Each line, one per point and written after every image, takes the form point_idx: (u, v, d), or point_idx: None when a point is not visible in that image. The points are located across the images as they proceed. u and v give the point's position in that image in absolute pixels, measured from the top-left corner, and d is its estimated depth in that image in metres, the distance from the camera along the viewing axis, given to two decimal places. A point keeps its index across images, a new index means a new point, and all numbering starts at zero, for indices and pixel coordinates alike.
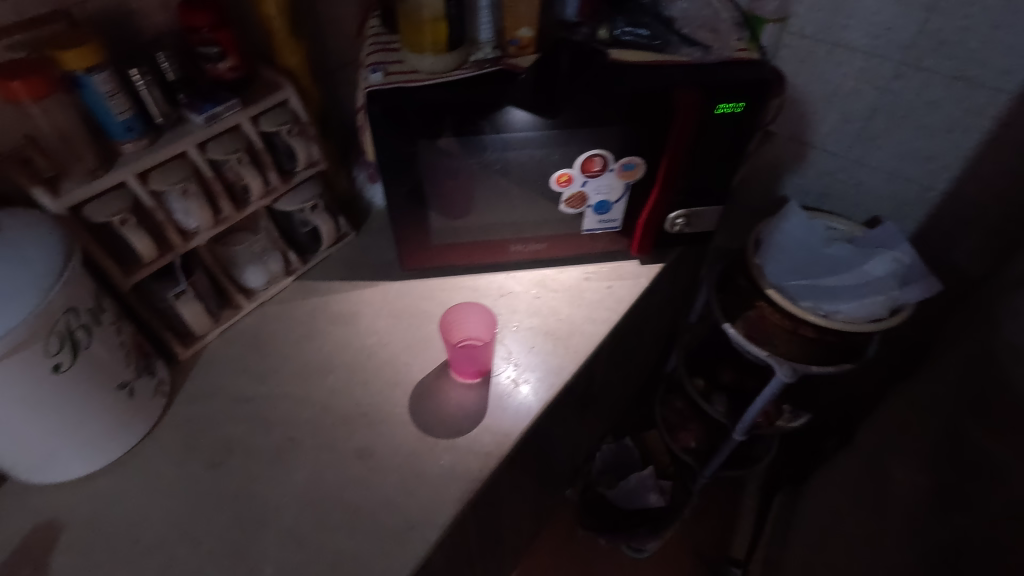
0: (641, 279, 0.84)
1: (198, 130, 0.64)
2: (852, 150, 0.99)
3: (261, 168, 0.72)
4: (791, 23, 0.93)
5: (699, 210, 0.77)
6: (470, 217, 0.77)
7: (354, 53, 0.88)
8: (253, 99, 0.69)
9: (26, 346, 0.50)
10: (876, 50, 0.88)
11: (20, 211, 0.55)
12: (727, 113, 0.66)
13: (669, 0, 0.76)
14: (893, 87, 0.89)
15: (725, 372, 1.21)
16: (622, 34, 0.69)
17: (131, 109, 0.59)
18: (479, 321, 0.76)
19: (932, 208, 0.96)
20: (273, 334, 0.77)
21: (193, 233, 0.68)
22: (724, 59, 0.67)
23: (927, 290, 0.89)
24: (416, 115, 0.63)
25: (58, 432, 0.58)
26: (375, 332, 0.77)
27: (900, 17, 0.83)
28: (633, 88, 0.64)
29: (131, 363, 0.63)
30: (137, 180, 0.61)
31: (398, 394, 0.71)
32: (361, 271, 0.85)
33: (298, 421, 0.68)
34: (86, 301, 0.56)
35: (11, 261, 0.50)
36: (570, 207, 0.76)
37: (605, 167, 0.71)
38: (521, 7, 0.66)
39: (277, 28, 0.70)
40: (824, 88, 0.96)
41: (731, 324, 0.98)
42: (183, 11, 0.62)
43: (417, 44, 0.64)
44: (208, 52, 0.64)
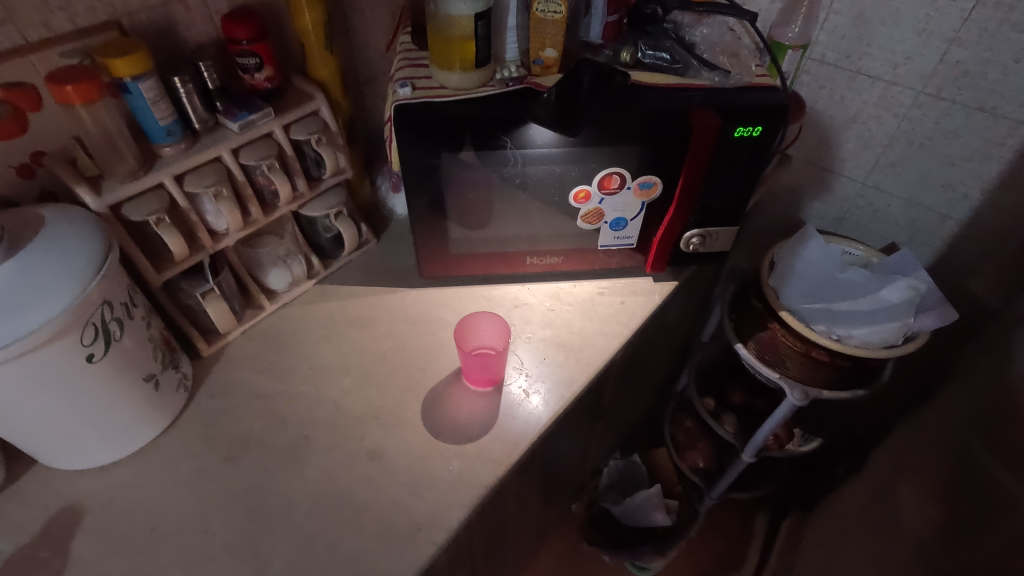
0: (654, 296, 0.85)
1: (233, 136, 0.67)
2: (870, 176, 1.00)
3: (290, 174, 0.75)
4: (813, 50, 0.94)
5: (714, 230, 0.78)
6: (488, 229, 0.78)
7: (383, 67, 0.91)
8: (286, 108, 0.72)
9: (63, 336, 0.53)
10: (897, 79, 0.89)
11: (64, 207, 0.58)
12: (744, 136, 0.67)
13: (690, 26, 0.78)
14: (913, 115, 0.90)
15: (735, 393, 1.21)
16: (643, 57, 0.71)
17: (172, 115, 0.63)
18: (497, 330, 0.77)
19: (949, 237, 0.96)
20: (293, 334, 0.79)
21: (223, 235, 0.71)
22: (742, 84, 0.68)
23: (943, 318, 0.89)
24: (440, 127, 0.65)
25: (87, 418, 0.60)
26: (391, 337, 0.79)
27: (921, 47, 0.84)
28: (654, 109, 0.65)
29: (158, 357, 0.65)
30: (173, 182, 0.64)
31: (411, 398, 0.72)
32: (381, 277, 0.87)
33: (314, 420, 0.70)
34: (121, 295, 0.59)
35: (55, 254, 0.53)
36: (586, 223, 0.77)
37: (623, 185, 0.72)
38: (546, 29, 0.68)
39: (312, 41, 0.73)
40: (843, 114, 0.97)
41: (744, 344, 1.02)
42: (225, 23, 0.65)
43: (446, 61, 0.67)
44: (246, 62, 0.68)
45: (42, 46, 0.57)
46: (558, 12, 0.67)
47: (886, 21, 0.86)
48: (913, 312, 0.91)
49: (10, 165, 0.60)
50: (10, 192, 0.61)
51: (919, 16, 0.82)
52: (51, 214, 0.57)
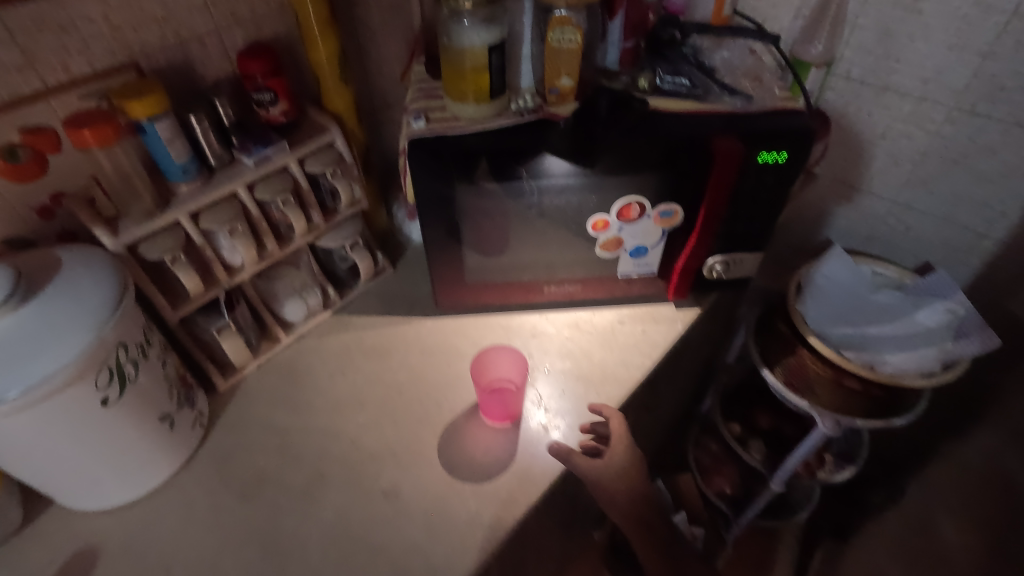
0: (676, 323, 0.82)
1: (248, 172, 0.67)
2: (900, 195, 0.96)
3: (305, 207, 0.75)
4: (837, 66, 0.91)
5: (739, 256, 0.75)
6: (505, 258, 0.77)
7: (397, 94, 0.90)
8: (301, 141, 0.72)
9: (78, 381, 0.53)
10: (927, 95, 0.85)
11: (82, 248, 0.58)
12: (770, 162, 0.65)
13: (710, 50, 0.76)
14: (945, 132, 0.86)
15: (762, 417, 1.15)
16: (662, 83, 0.70)
17: (188, 153, 0.63)
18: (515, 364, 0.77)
19: (988, 256, 0.92)
20: (308, 366, 0.79)
21: (238, 269, 0.70)
22: (766, 108, 0.66)
23: (986, 343, 0.84)
24: (454, 159, 0.64)
25: (102, 459, 0.60)
26: (407, 369, 0.78)
27: (953, 62, 0.81)
28: (673, 137, 0.63)
29: (173, 395, 0.65)
30: (189, 220, 0.63)
31: (427, 434, 0.71)
32: (397, 306, 0.86)
33: (329, 457, 0.69)
34: (136, 335, 0.58)
35: (70, 298, 0.53)
36: (605, 251, 0.75)
37: (642, 213, 0.70)
38: (561, 57, 0.66)
39: (326, 73, 0.73)
40: (871, 131, 0.93)
41: (769, 369, 0.97)
42: (240, 60, 0.65)
43: (459, 93, 0.66)
44: (261, 97, 0.68)
45: (62, 89, 0.58)
46: (574, 42, 0.65)
47: (914, 35, 0.82)
48: (952, 335, 0.88)
49: (29, 206, 0.60)
50: (29, 232, 0.61)
51: (950, 30, 0.79)
52: (68, 256, 0.57)
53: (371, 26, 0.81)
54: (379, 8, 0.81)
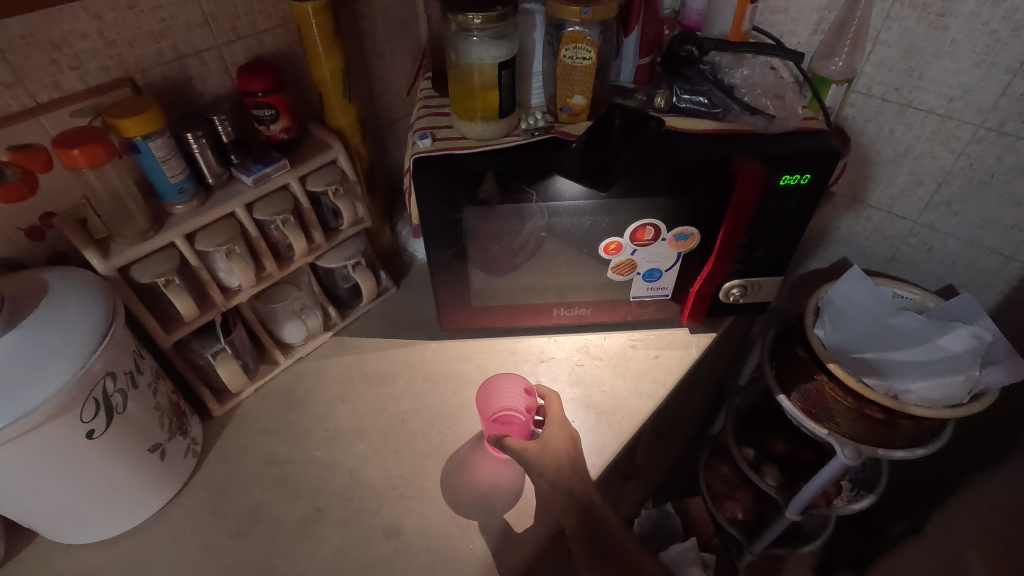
0: (691, 349, 0.79)
1: (246, 191, 0.64)
2: (923, 215, 0.92)
3: (307, 226, 0.72)
4: (858, 82, 0.87)
5: (757, 280, 0.72)
6: (513, 282, 0.74)
7: (404, 109, 0.88)
8: (302, 158, 0.69)
9: (61, 415, 0.50)
10: (953, 113, 0.81)
11: (71, 272, 0.55)
12: (792, 184, 0.61)
13: (729, 67, 0.74)
14: (971, 151, 0.83)
15: (777, 442, 1.10)
16: (679, 101, 0.67)
17: (184, 171, 0.60)
18: (524, 392, 0.71)
19: (1016, 280, 0.88)
20: (308, 392, 0.76)
21: (236, 291, 0.68)
22: (788, 128, 0.63)
23: (1013, 373, 0.80)
24: (460, 179, 0.61)
25: (87, 493, 0.57)
26: (410, 395, 0.75)
27: (981, 79, 0.77)
28: (690, 158, 0.60)
29: (165, 425, 0.62)
30: (184, 241, 0.61)
31: (430, 466, 0.68)
32: (400, 328, 0.83)
33: (327, 489, 0.66)
34: (125, 364, 0.56)
35: (54, 326, 0.50)
36: (617, 274, 0.72)
37: (657, 236, 0.67)
38: (574, 76, 0.64)
39: (329, 89, 0.70)
40: (893, 149, 0.90)
41: (787, 396, 0.94)
42: (241, 76, 0.63)
43: (467, 111, 0.64)
44: (262, 114, 0.65)
45: (52, 106, 0.55)
46: (588, 58, 0.63)
47: (940, 52, 0.78)
48: (977, 363, 0.83)
49: (19, 227, 0.58)
50: (18, 254, 0.59)
51: (978, 47, 0.75)
52: (55, 280, 0.54)
53: (377, 40, 0.79)
54: (385, 22, 0.79)
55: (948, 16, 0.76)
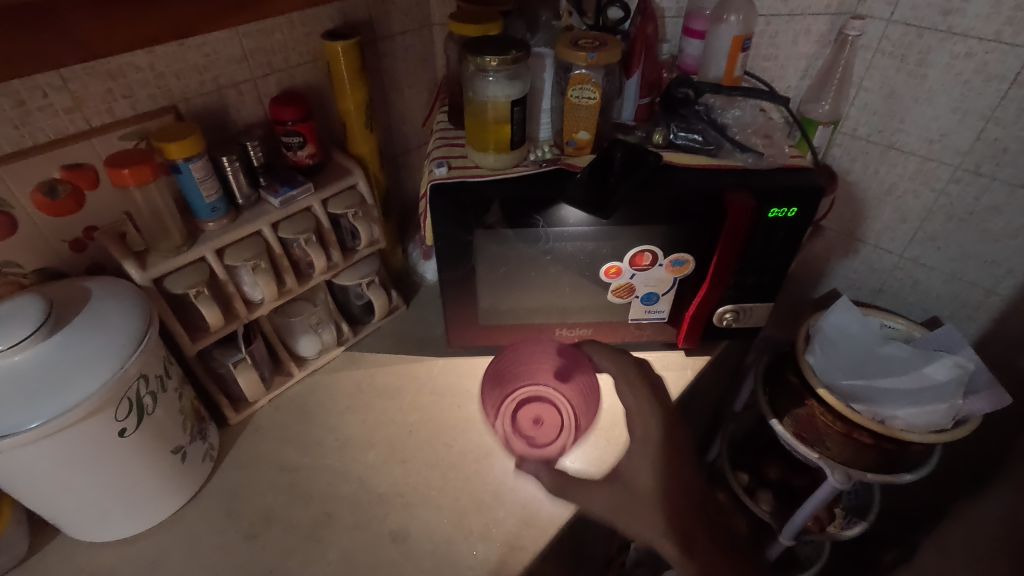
0: (686, 371, 0.83)
1: (273, 211, 0.69)
2: (907, 249, 0.97)
3: (326, 246, 0.76)
4: (843, 124, 0.93)
5: (749, 306, 0.76)
6: (518, 303, 0.78)
7: (418, 140, 0.94)
8: (325, 183, 0.74)
9: (98, 412, 0.54)
10: (933, 155, 0.87)
11: (111, 281, 0.60)
12: (780, 217, 0.67)
13: (722, 108, 0.80)
14: (950, 190, 0.88)
15: (771, 468, 1.12)
16: (675, 138, 0.73)
17: (218, 192, 0.65)
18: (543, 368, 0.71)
19: (997, 312, 0.92)
20: (319, 403, 0.79)
21: (258, 304, 0.72)
22: (776, 165, 0.69)
23: (995, 402, 0.84)
24: (473, 205, 0.66)
25: (113, 491, 0.60)
26: (418, 408, 0.78)
27: (957, 125, 0.83)
28: (686, 190, 0.66)
29: (187, 428, 0.65)
30: (214, 256, 0.65)
31: (436, 476, 0.71)
32: (409, 345, 0.87)
33: (337, 495, 0.69)
34: (156, 368, 0.59)
35: (97, 331, 0.55)
36: (617, 297, 0.76)
37: (655, 262, 0.72)
38: (579, 113, 0.69)
39: (352, 119, 0.76)
40: (878, 187, 0.95)
41: (779, 420, 0.97)
42: (273, 106, 0.69)
43: (481, 143, 0.69)
44: (290, 141, 0.71)
45: (104, 130, 0.61)
46: (593, 98, 0.68)
47: (919, 98, 0.85)
48: (962, 392, 0.85)
49: (63, 239, 0.63)
50: (60, 264, 0.63)
51: (954, 94, 0.81)
52: (96, 288, 0.59)
53: (397, 76, 0.85)
54: (405, 60, 0.85)
55: (925, 66, 0.82)
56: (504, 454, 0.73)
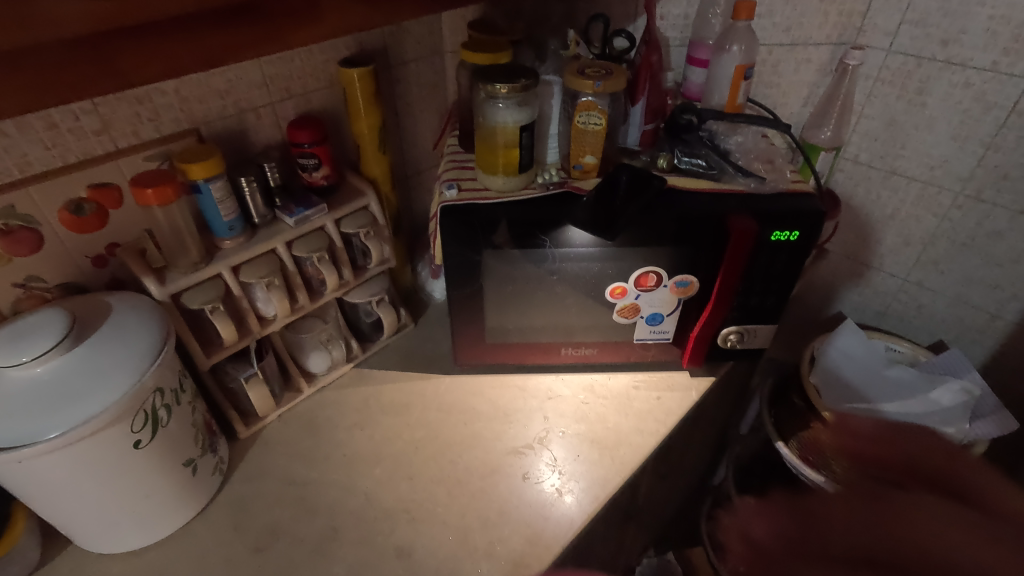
0: (691, 392, 0.83)
1: (288, 230, 0.71)
2: (911, 273, 0.97)
3: (338, 264, 0.78)
4: (845, 150, 0.95)
5: (753, 327, 0.77)
6: (524, 322, 0.79)
7: (430, 162, 0.97)
8: (339, 203, 0.76)
9: (115, 424, 0.55)
10: (934, 180, 0.88)
11: (132, 296, 0.62)
12: (782, 240, 0.68)
13: (725, 134, 0.82)
14: (952, 216, 0.89)
15: None
16: (679, 162, 0.75)
17: (237, 211, 0.67)
18: None
19: (1002, 336, 0.93)
20: (328, 419, 0.80)
21: (270, 320, 0.74)
22: (778, 190, 0.70)
23: (1003, 426, 0.84)
24: (482, 225, 0.68)
25: (125, 502, 0.61)
26: (425, 425, 0.79)
27: (957, 151, 0.85)
28: (689, 213, 0.67)
29: (199, 442, 0.66)
30: (230, 272, 0.67)
31: (442, 493, 0.71)
32: (417, 362, 0.88)
33: (344, 511, 0.70)
34: (172, 382, 0.61)
35: (117, 344, 0.56)
36: (622, 317, 0.77)
37: (659, 282, 0.73)
38: (585, 138, 0.72)
39: (366, 143, 0.79)
40: (880, 211, 0.96)
41: (785, 442, 0.95)
42: (290, 129, 0.72)
43: (490, 166, 0.71)
44: (306, 162, 0.73)
45: (130, 151, 0.63)
46: (599, 124, 0.70)
47: (919, 125, 0.86)
48: (967, 417, 0.86)
49: (87, 255, 0.65)
50: (83, 279, 0.66)
51: (953, 122, 0.83)
52: (117, 303, 0.61)
53: (409, 101, 0.88)
54: (417, 86, 0.88)
55: (925, 95, 0.84)
56: (510, 471, 0.73)
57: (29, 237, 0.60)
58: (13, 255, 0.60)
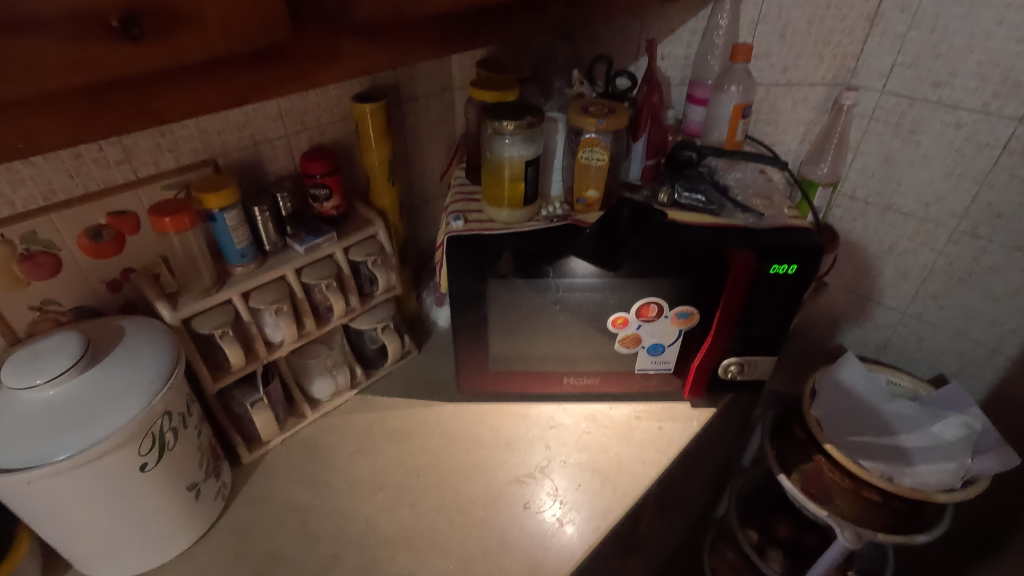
0: (692, 422, 0.84)
1: (298, 258, 0.73)
2: (910, 307, 0.98)
3: (345, 291, 0.80)
4: (843, 186, 0.97)
5: (754, 359, 0.78)
6: (527, 351, 0.80)
7: (436, 193, 0.99)
8: (348, 232, 0.78)
9: (123, 447, 0.55)
10: (929, 217, 0.90)
11: (145, 321, 0.63)
12: (780, 273, 0.69)
13: (724, 170, 0.84)
14: (949, 251, 0.91)
15: (781, 526, 1.08)
16: (680, 198, 0.77)
17: (249, 239, 0.69)
18: None
19: (1003, 371, 0.93)
20: (331, 444, 0.81)
21: (277, 345, 0.75)
22: (776, 225, 0.72)
23: (1004, 462, 0.83)
24: (487, 255, 0.70)
25: (128, 526, 0.61)
26: (427, 452, 0.80)
27: (952, 189, 0.87)
28: (689, 246, 0.69)
29: (203, 465, 0.67)
30: (240, 298, 0.69)
31: (443, 521, 0.71)
32: (420, 389, 0.89)
33: (345, 538, 0.70)
34: (180, 405, 0.61)
35: (130, 367, 0.58)
36: (624, 346, 0.78)
37: (661, 313, 0.74)
38: (588, 173, 0.74)
39: (376, 174, 0.81)
40: (879, 245, 0.98)
41: (786, 475, 0.94)
42: (303, 160, 0.74)
43: (496, 198, 0.73)
44: (317, 193, 0.75)
45: (149, 180, 0.66)
46: (602, 160, 0.73)
47: (914, 162, 0.89)
48: (970, 451, 0.85)
49: (102, 279, 0.67)
50: (97, 303, 0.67)
51: (947, 160, 0.86)
52: (131, 327, 0.62)
53: (418, 134, 0.91)
54: (426, 120, 0.91)
55: (919, 134, 0.86)
56: (511, 500, 0.73)
57: (48, 262, 0.62)
58: (32, 278, 0.62)
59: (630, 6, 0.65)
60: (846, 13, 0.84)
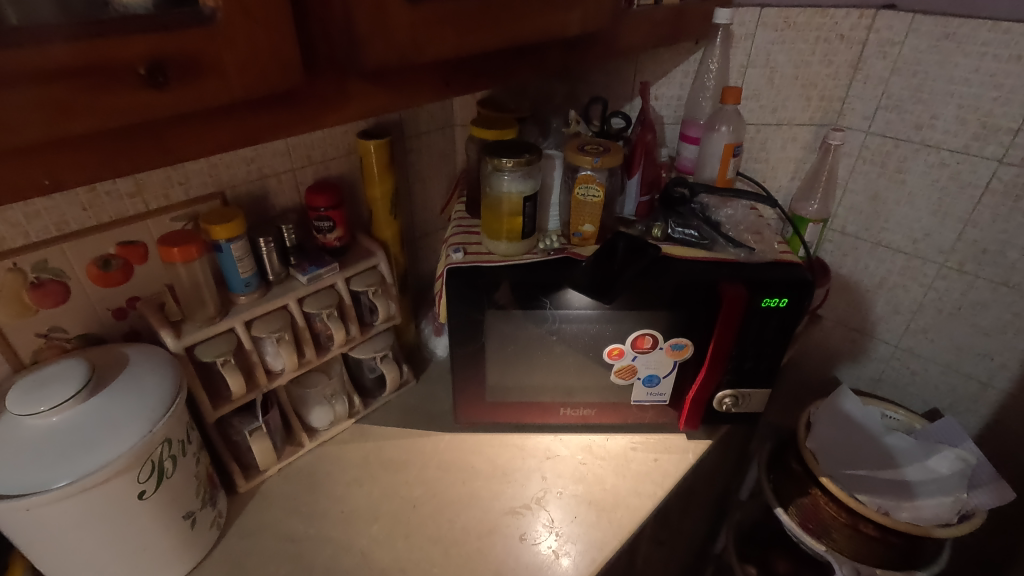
0: (688, 454, 0.84)
1: (300, 287, 0.74)
2: (903, 340, 1.00)
3: (346, 320, 0.82)
4: (833, 222, 0.99)
5: (748, 391, 0.79)
6: (524, 381, 0.81)
7: (437, 225, 1.02)
8: (350, 262, 0.80)
9: (122, 475, 0.56)
10: (917, 252, 0.93)
11: (148, 349, 0.64)
12: (772, 306, 0.71)
13: (717, 206, 0.86)
14: (937, 286, 0.93)
15: (780, 563, 1.03)
16: (673, 233, 0.79)
17: (254, 269, 0.71)
18: None
19: (995, 405, 0.94)
20: (328, 474, 0.81)
21: (277, 373, 0.76)
22: (767, 260, 0.74)
23: (999, 497, 0.83)
24: (486, 286, 0.71)
25: (122, 555, 0.61)
26: (423, 483, 0.80)
27: (938, 226, 0.89)
28: (682, 279, 0.71)
29: (199, 494, 0.67)
30: (243, 326, 0.70)
31: (438, 553, 0.71)
32: (417, 419, 0.89)
33: (340, 569, 0.69)
34: (180, 433, 0.62)
35: (133, 395, 0.58)
36: (620, 377, 0.79)
37: (655, 345, 0.76)
38: (584, 208, 0.76)
39: (379, 207, 0.84)
40: (869, 280, 1.00)
41: (784, 509, 0.94)
42: (309, 194, 0.77)
43: (495, 232, 0.75)
44: (321, 225, 0.78)
45: (159, 212, 0.68)
46: (597, 196, 0.75)
47: (900, 200, 0.91)
48: (965, 486, 0.86)
49: (108, 307, 0.68)
50: (101, 330, 0.69)
51: (933, 199, 0.88)
52: (135, 354, 0.63)
53: (420, 169, 0.94)
54: (428, 156, 0.94)
55: (905, 172, 0.89)
56: (506, 532, 0.73)
57: (57, 290, 0.64)
58: (40, 306, 0.63)
59: (624, 52, 0.68)
60: (830, 58, 0.88)
